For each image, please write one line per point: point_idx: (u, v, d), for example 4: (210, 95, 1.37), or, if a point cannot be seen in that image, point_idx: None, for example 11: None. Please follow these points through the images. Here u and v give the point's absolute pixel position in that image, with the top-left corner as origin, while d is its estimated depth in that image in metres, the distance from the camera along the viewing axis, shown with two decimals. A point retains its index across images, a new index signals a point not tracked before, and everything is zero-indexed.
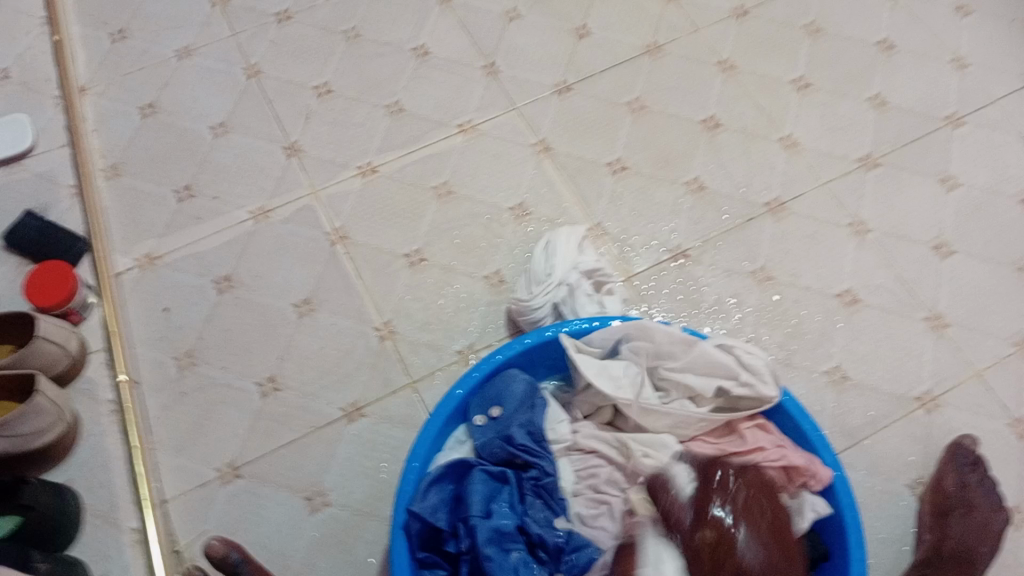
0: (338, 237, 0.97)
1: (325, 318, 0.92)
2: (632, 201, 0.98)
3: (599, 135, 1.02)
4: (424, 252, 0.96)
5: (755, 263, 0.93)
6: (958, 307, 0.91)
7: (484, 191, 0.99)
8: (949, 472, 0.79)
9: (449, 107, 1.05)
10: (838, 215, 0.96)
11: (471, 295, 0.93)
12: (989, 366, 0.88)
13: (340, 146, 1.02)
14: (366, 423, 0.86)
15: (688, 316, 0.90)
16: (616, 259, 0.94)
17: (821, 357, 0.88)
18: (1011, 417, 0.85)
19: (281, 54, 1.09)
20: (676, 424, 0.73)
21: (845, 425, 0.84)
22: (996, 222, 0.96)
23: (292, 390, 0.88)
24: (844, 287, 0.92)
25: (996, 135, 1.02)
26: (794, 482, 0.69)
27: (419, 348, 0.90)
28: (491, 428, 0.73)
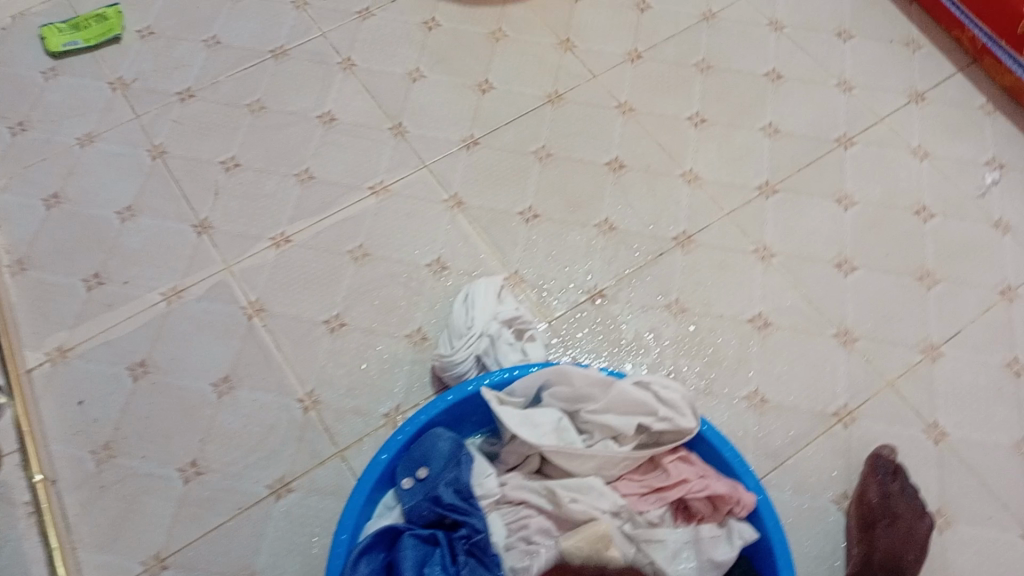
0: (254, 310, 0.96)
1: (247, 395, 0.90)
2: (546, 246, 0.99)
3: (508, 184, 1.04)
4: (344, 316, 0.95)
5: (669, 296, 0.95)
6: (866, 321, 0.94)
7: (399, 250, 1.00)
8: (873, 483, 0.81)
9: (359, 170, 1.05)
10: (744, 242, 0.99)
11: (393, 356, 0.93)
12: (901, 375, 0.91)
13: (251, 219, 1.02)
14: (295, 498, 0.85)
15: (607, 353, 0.92)
16: (535, 305, 0.95)
17: (740, 382, 0.90)
18: (925, 422, 0.88)
19: (186, 132, 1.09)
20: (602, 465, 0.74)
21: (769, 447, 0.86)
22: (893, 236, 1.00)
23: (217, 471, 0.86)
24: (756, 311, 0.94)
25: (887, 152, 1.07)
26: (720, 510, 0.72)
27: (344, 416, 0.89)
28: (419, 490, 0.73)
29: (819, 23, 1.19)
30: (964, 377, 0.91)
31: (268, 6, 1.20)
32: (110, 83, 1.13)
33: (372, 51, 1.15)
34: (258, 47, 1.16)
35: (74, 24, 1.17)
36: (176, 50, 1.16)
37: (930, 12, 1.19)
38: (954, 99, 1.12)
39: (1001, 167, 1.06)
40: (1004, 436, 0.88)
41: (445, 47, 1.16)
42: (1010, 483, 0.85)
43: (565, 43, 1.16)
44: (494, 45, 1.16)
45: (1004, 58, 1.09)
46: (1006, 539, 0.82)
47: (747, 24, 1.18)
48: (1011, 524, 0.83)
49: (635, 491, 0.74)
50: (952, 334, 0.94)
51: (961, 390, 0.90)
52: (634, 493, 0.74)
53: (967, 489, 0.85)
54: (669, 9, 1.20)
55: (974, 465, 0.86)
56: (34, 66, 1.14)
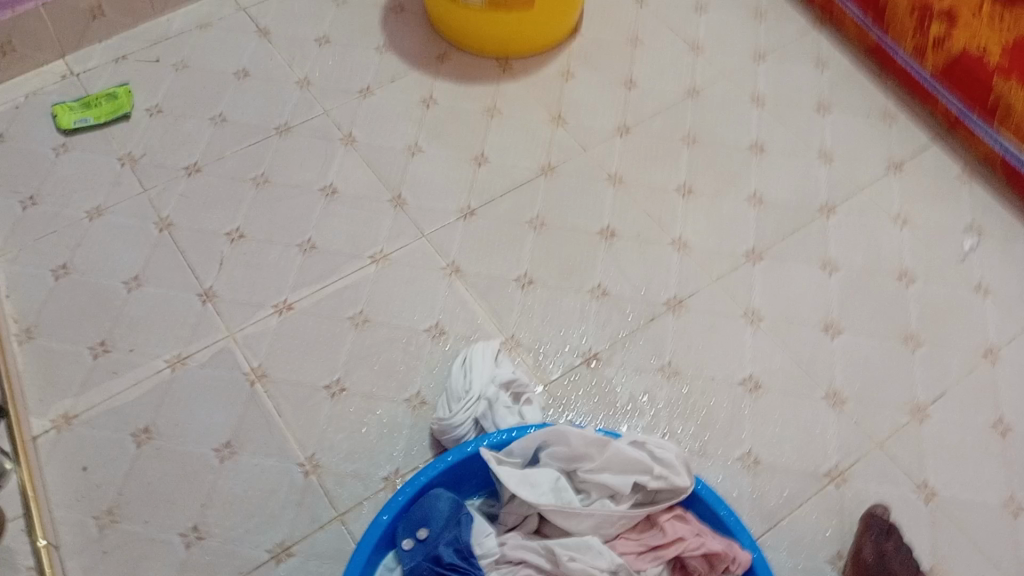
0: (256, 375, 0.98)
1: (248, 460, 0.92)
2: (542, 311, 1.02)
3: (504, 252, 1.07)
4: (344, 381, 0.97)
5: (662, 358, 0.98)
6: (855, 384, 0.96)
7: (398, 316, 1.02)
8: (867, 542, 0.82)
9: (360, 240, 1.09)
10: (733, 306, 1.02)
11: (393, 420, 0.95)
12: (890, 436, 0.93)
13: (254, 287, 1.05)
14: (295, 563, 0.86)
15: (602, 415, 0.94)
16: (532, 368, 0.97)
17: (732, 443, 0.92)
18: (916, 482, 0.90)
19: (192, 204, 1.12)
20: (598, 524, 0.75)
21: (763, 508, 0.88)
22: (878, 299, 1.03)
23: (218, 536, 0.87)
24: (747, 373, 0.97)
25: (869, 220, 1.11)
26: (717, 568, 0.74)
27: (344, 480, 0.91)
28: (419, 550, 0.74)
29: (799, 97, 1.24)
30: (952, 437, 0.93)
31: (271, 84, 1.25)
32: (119, 158, 1.17)
33: (371, 126, 1.20)
34: (263, 122, 1.21)
35: (85, 102, 1.22)
36: (183, 126, 1.20)
37: (905, 85, 1.25)
38: (932, 168, 1.17)
39: (979, 233, 1.10)
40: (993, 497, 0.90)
41: (442, 123, 1.20)
42: (1001, 540, 0.87)
43: (556, 118, 1.21)
44: (488, 120, 1.21)
45: (976, 128, 1.14)
46: None
47: (731, 99, 1.23)
48: None
49: (631, 551, 0.75)
50: (938, 394, 0.96)
51: (949, 449, 0.92)
52: (632, 551, 0.75)
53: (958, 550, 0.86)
54: (654, 85, 1.25)
55: (966, 525, 0.88)
56: (46, 141, 1.18)
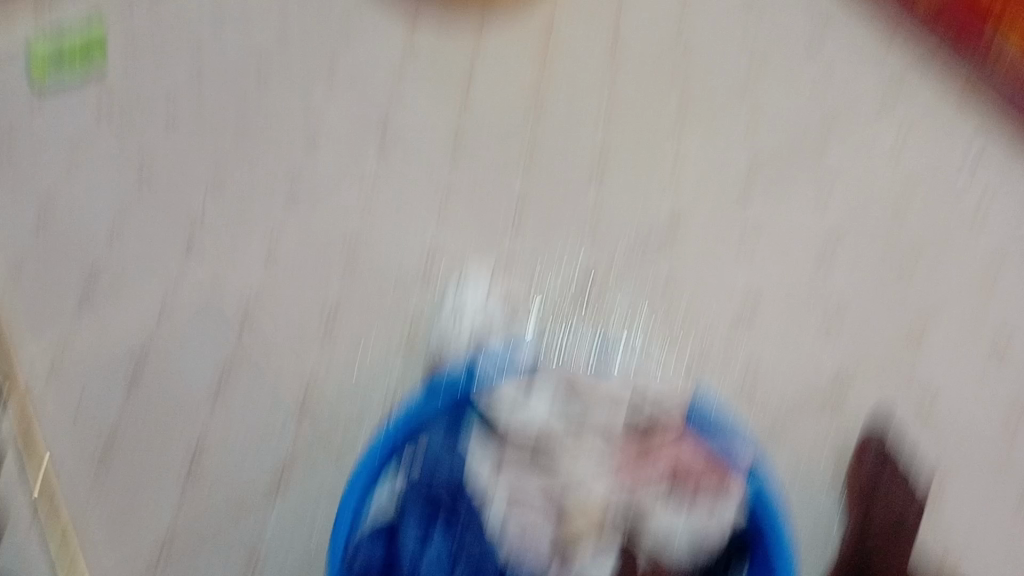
0: (246, 312, 0.94)
1: (241, 398, 0.91)
2: (535, 241, 0.98)
3: (499, 168, 1.00)
4: (334, 320, 0.94)
5: (652, 281, 0.96)
6: (834, 310, 0.95)
7: (388, 253, 0.97)
8: (866, 454, 0.88)
9: (348, 168, 1.00)
10: (732, 224, 0.99)
11: (383, 355, 0.93)
12: (871, 368, 0.93)
13: (235, 218, 0.98)
14: (291, 494, 0.88)
15: (590, 349, 0.94)
16: (525, 285, 0.96)
17: (727, 371, 0.93)
18: (914, 408, 0.92)
19: (170, 165, 0.99)
20: (594, 453, 0.77)
21: (748, 433, 0.89)
22: (869, 229, 0.99)
23: (215, 465, 0.89)
24: (738, 291, 0.96)
25: (864, 151, 1.02)
26: (716, 474, 0.74)
27: (332, 421, 0.90)
28: (415, 481, 0.77)
29: (814, 11, 1.08)
30: (958, 408, 0.92)
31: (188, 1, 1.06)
32: (93, 103, 1.01)
33: (312, 27, 1.05)
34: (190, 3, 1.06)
35: (63, 47, 1.02)
36: (159, 38, 1.04)
37: None
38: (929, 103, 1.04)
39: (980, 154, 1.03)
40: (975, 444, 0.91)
41: (429, 44, 1.05)
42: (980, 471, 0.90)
43: (546, 38, 1.06)
44: (476, 34, 1.05)
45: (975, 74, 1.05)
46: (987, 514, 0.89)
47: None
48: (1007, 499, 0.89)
49: (627, 466, 0.77)
50: (931, 317, 0.95)
51: (943, 379, 0.93)
52: (625, 465, 0.77)
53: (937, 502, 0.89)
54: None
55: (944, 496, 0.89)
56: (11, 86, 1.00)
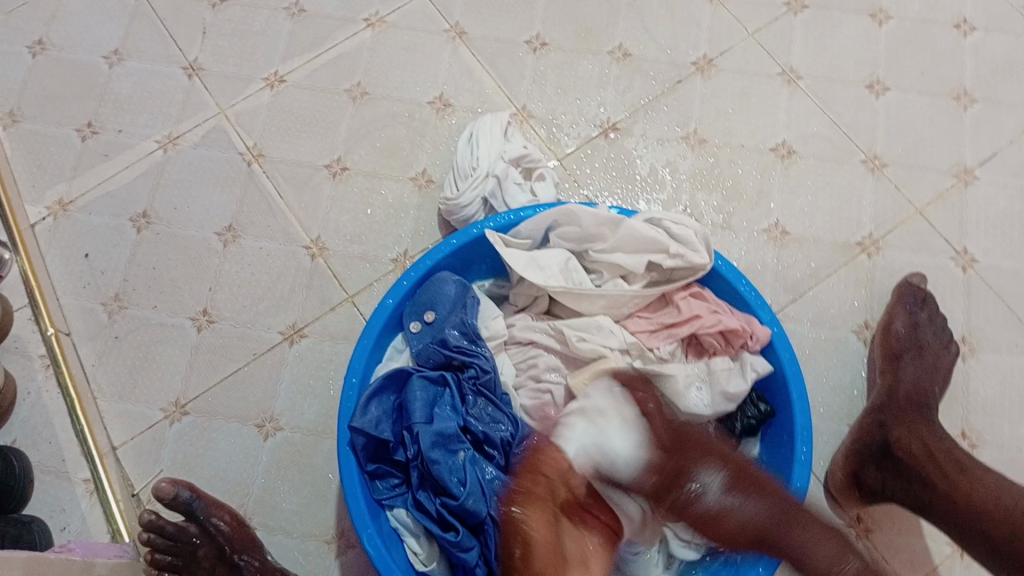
0: (254, 155, 0.90)
1: (252, 243, 0.87)
2: (556, 77, 0.92)
3: (513, 8, 0.95)
4: (346, 160, 0.90)
5: (687, 127, 0.89)
6: (898, 147, 0.87)
7: (401, 87, 0.92)
8: (899, 313, 0.77)
9: (352, 0, 0.96)
10: (768, 65, 0.91)
11: (400, 201, 0.88)
12: (931, 203, 0.85)
13: (243, 57, 0.94)
14: (308, 344, 0.83)
15: (609, 199, 0.87)
16: (544, 142, 0.89)
17: (760, 214, 0.85)
18: (955, 249, 0.83)
19: (174, 3, 0.97)
20: (611, 305, 0.70)
21: (787, 280, 0.82)
22: (928, 50, 0.91)
23: (228, 319, 0.84)
24: (779, 140, 0.88)
25: None
26: (733, 345, 0.68)
27: (352, 263, 0.86)
28: (427, 333, 0.69)
29: None
30: (1016, 237, 0.84)
31: None
32: None
33: None
34: None
35: None
36: None
37: None
38: None
39: None
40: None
41: None
42: None
43: None
44: None
45: None
46: None
47: None
48: None
49: (645, 325, 0.70)
50: (987, 156, 0.87)
51: (997, 219, 0.85)
52: (644, 330, 0.70)
53: (1012, 378, 0.79)
54: None
55: (1018, 373, 0.79)
56: None
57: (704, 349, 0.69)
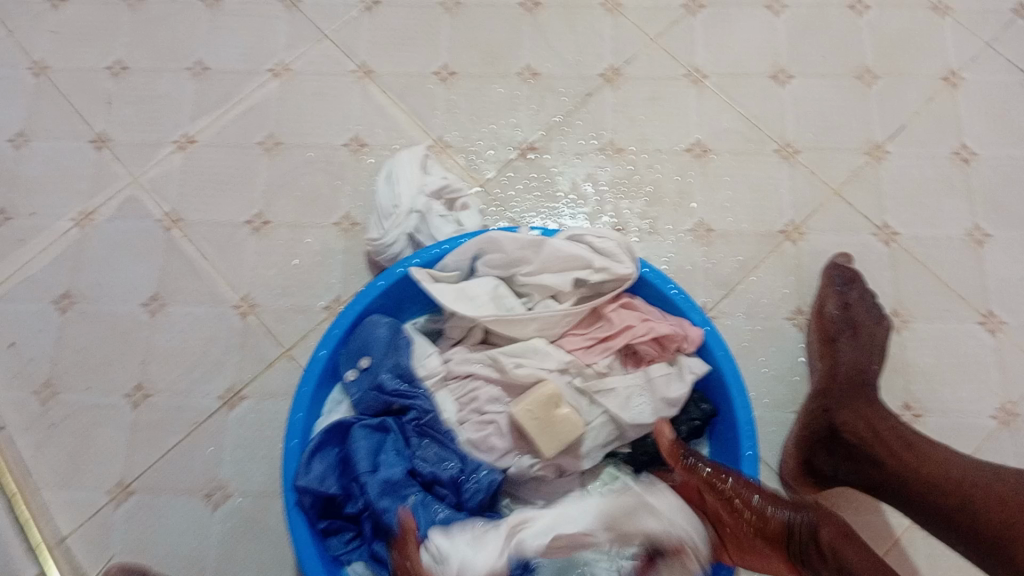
0: (172, 221, 0.89)
1: (181, 310, 0.85)
2: (468, 104, 0.92)
3: (417, 42, 0.95)
4: (266, 214, 0.89)
5: (603, 138, 0.89)
6: (809, 132, 0.89)
7: (313, 134, 0.92)
8: (831, 295, 0.78)
9: (256, 53, 0.95)
10: (673, 67, 0.92)
11: (325, 246, 0.87)
12: (847, 184, 0.86)
13: (152, 124, 0.93)
14: (250, 404, 0.82)
15: (534, 221, 0.86)
16: (465, 170, 0.88)
17: (683, 215, 0.86)
18: (876, 226, 0.85)
19: (74, 76, 0.95)
20: (543, 326, 0.69)
21: (718, 277, 0.83)
22: (826, 34, 0.93)
23: (165, 391, 0.83)
24: (693, 140, 0.89)
25: None
26: (668, 349, 0.68)
27: (284, 316, 0.85)
28: (363, 380, 0.68)
29: None
30: (932, 205, 0.86)
31: None
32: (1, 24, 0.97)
33: None
34: None
35: None
36: None
37: None
38: None
39: None
40: (961, 256, 0.84)
41: None
42: (963, 271, 0.83)
43: None
44: None
45: None
46: (964, 331, 0.81)
47: None
48: (970, 313, 0.81)
49: (580, 341, 0.70)
50: (895, 130, 0.89)
51: (912, 191, 0.86)
52: (579, 347, 0.69)
53: (947, 344, 0.80)
54: None
55: (951, 338, 0.80)
56: None
57: (645, 359, 0.69)
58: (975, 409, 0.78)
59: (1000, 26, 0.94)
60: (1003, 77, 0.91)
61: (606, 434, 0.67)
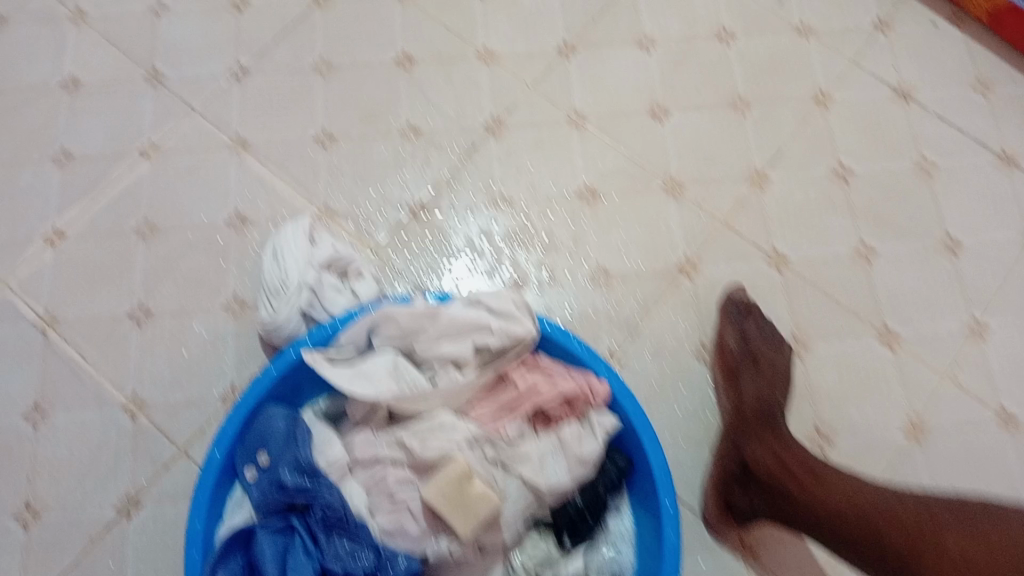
0: (47, 322, 0.83)
1: (65, 417, 0.80)
2: (351, 168, 0.89)
3: (291, 109, 0.92)
4: (149, 304, 0.84)
5: (493, 189, 0.88)
6: (693, 165, 0.89)
7: (191, 215, 0.87)
8: (729, 328, 0.79)
9: (121, 134, 0.91)
10: (554, 111, 0.92)
11: (215, 332, 0.83)
12: (736, 212, 0.87)
13: (14, 221, 0.87)
14: (150, 510, 0.77)
15: (431, 283, 0.84)
16: (356, 237, 0.86)
17: (580, 261, 0.85)
18: (768, 251, 0.86)
19: None
20: (448, 399, 0.68)
21: (622, 320, 0.82)
22: (699, 65, 0.94)
23: (55, 507, 0.77)
24: (582, 184, 0.88)
25: None
26: (576, 407, 0.67)
27: (177, 411, 0.80)
28: (263, 478, 0.64)
29: None
30: (819, 226, 0.87)
31: None
32: None
33: None
34: None
35: None
36: None
37: None
38: None
39: None
40: (852, 274, 0.85)
41: None
42: (854, 288, 0.84)
43: None
44: None
45: None
46: (862, 348, 0.82)
47: None
48: (866, 330, 0.83)
49: (489, 410, 0.68)
50: (776, 155, 0.90)
51: (798, 213, 0.88)
52: (487, 415, 0.68)
53: (847, 363, 0.81)
54: None
55: (853, 357, 0.81)
56: None
57: (554, 420, 0.68)
58: (880, 425, 0.79)
59: (863, 43, 0.96)
60: (869, 93, 0.94)
61: (523, 502, 0.65)
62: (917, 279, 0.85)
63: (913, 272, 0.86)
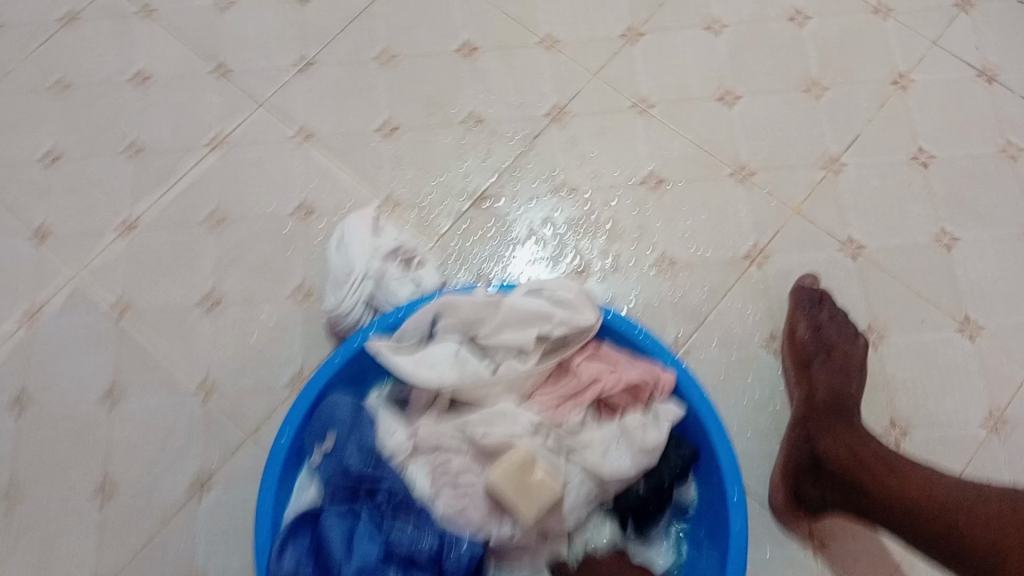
0: (121, 310, 0.85)
1: (136, 403, 0.82)
2: (415, 160, 0.89)
3: (357, 100, 0.93)
4: (218, 292, 0.86)
5: (556, 178, 0.87)
6: (762, 151, 0.87)
7: (258, 206, 0.89)
8: (799, 317, 0.77)
9: (187, 127, 0.93)
10: (620, 99, 0.90)
11: (282, 320, 0.84)
12: (807, 199, 0.85)
13: (88, 212, 0.90)
14: (217, 493, 0.78)
15: (494, 272, 0.84)
16: (419, 226, 0.86)
17: (644, 248, 0.84)
18: (841, 240, 0.83)
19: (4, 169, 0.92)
20: (509, 388, 0.67)
21: (687, 309, 0.81)
22: (769, 49, 0.92)
23: (127, 490, 0.79)
24: (647, 171, 0.87)
25: None
26: (641, 398, 0.66)
27: (245, 397, 0.81)
28: (330, 462, 0.65)
29: None
30: (894, 213, 0.84)
31: None
32: None
33: None
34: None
35: None
36: None
37: None
38: None
39: None
40: (929, 268, 0.82)
41: None
42: (928, 275, 0.81)
43: None
44: None
45: None
46: (942, 339, 0.79)
47: None
48: (947, 321, 0.79)
49: (550, 399, 0.67)
50: (849, 141, 0.87)
51: (873, 200, 0.85)
52: (550, 404, 0.66)
53: (925, 352, 0.78)
54: None
55: (929, 348, 0.78)
56: None
57: (619, 410, 0.67)
58: (962, 423, 0.76)
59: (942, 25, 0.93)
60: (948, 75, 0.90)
61: (587, 490, 0.64)
62: (995, 266, 0.82)
63: (992, 260, 0.82)
